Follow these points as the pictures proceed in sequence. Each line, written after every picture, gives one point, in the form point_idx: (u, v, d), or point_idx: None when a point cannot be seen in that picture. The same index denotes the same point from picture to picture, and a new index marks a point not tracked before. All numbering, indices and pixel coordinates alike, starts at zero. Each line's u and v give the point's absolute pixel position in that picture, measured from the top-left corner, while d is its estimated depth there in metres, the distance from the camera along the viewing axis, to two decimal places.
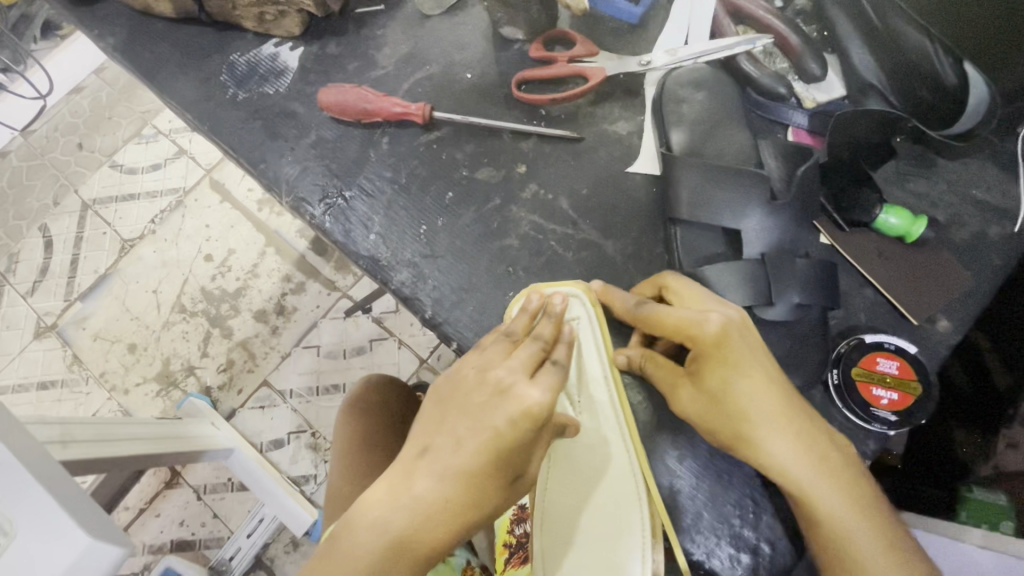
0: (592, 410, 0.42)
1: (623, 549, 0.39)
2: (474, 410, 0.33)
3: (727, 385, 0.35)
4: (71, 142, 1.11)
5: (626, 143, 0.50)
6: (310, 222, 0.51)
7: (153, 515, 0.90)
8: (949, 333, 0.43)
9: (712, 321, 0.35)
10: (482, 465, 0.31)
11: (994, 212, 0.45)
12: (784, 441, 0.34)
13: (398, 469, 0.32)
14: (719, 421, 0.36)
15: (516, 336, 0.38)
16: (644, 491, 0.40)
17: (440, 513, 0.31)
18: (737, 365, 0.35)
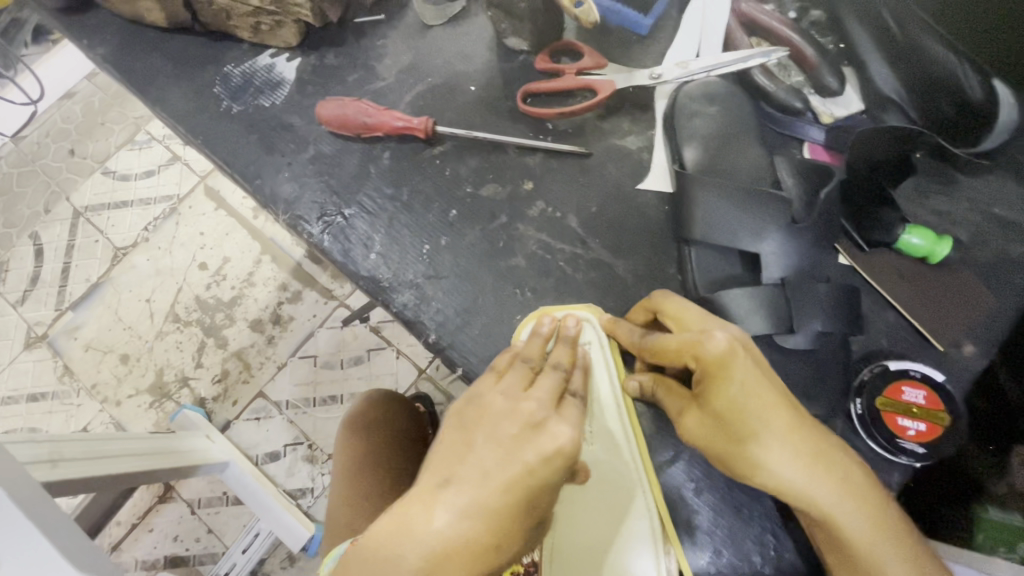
0: (606, 441, 0.41)
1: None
2: (503, 444, 0.31)
3: (733, 404, 0.32)
4: (62, 148, 1.09)
5: (637, 159, 0.48)
6: (308, 240, 0.49)
7: (145, 530, 0.88)
8: (976, 359, 0.41)
9: (717, 339, 0.32)
10: (509, 504, 0.29)
11: (1016, 232, 0.44)
12: (802, 468, 0.32)
13: (415, 504, 0.30)
14: (727, 447, 0.33)
15: (535, 365, 0.37)
16: (659, 525, 0.39)
17: (460, 554, 0.28)
18: (744, 383, 0.32)
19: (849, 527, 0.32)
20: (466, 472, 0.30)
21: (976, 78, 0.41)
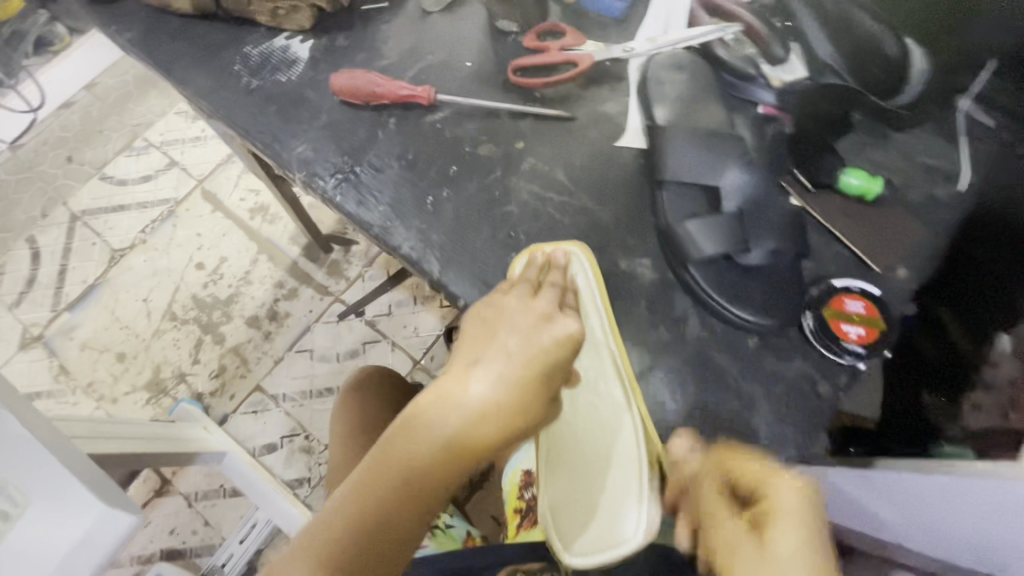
0: (591, 353, 0.47)
1: (625, 479, 0.45)
2: (522, 331, 0.39)
3: (775, 535, 0.32)
4: (86, 173, 1.43)
5: (615, 121, 0.55)
6: (322, 195, 0.54)
7: (143, 525, 1.14)
8: (909, 280, 0.48)
9: (789, 492, 0.34)
10: (529, 375, 0.38)
11: (942, 175, 0.51)
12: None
13: (454, 379, 0.38)
14: (743, 556, 0.32)
15: (535, 282, 0.44)
16: (642, 429, 0.45)
17: (493, 413, 0.37)
18: (793, 522, 0.32)
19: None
20: (493, 353, 0.39)
21: (893, 41, 0.48)
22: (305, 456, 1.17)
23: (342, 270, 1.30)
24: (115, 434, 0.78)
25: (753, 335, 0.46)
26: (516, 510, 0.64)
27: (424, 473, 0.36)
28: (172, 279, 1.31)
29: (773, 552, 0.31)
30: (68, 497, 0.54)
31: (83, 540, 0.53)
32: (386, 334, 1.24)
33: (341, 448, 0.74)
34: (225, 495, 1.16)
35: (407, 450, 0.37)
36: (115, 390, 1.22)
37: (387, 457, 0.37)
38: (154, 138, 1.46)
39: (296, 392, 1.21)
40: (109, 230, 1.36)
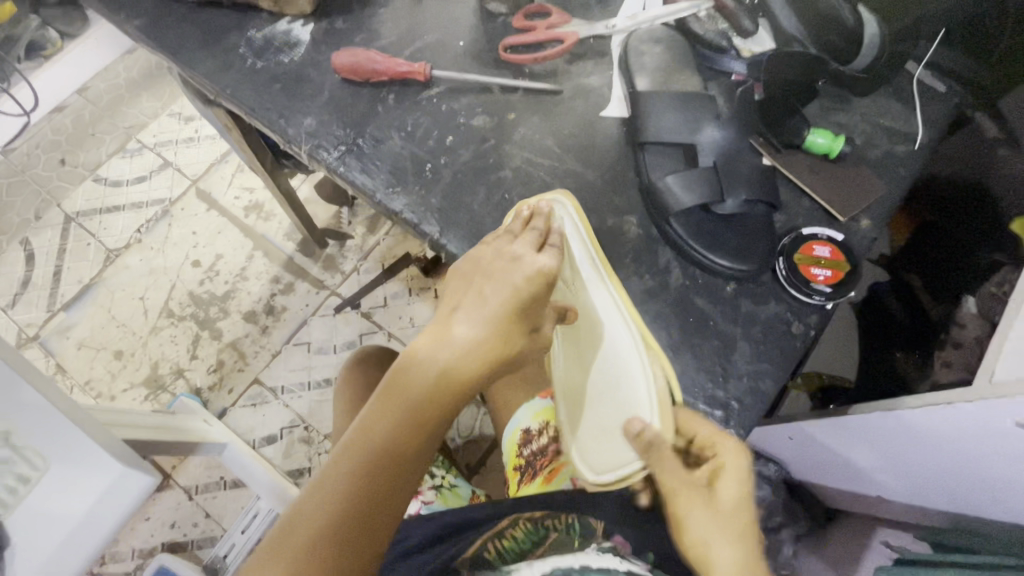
0: (579, 286, 0.51)
1: (633, 392, 0.47)
2: (496, 274, 0.45)
3: (722, 485, 0.44)
4: (80, 175, 1.45)
5: (599, 93, 0.59)
6: (325, 166, 0.57)
7: (144, 519, 1.15)
8: (871, 229, 0.52)
9: (735, 456, 0.44)
10: (506, 308, 0.44)
11: (899, 136, 0.56)
12: (727, 541, 0.42)
13: (442, 323, 0.44)
14: (696, 496, 0.44)
15: (516, 231, 0.49)
16: (642, 343, 0.47)
17: (478, 346, 0.43)
18: (737, 475, 0.44)
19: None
20: (473, 295, 0.45)
21: (848, 8, 0.54)
22: (305, 446, 1.19)
23: (337, 265, 1.33)
24: (127, 420, 0.81)
25: (731, 281, 0.50)
26: (515, 468, 0.67)
27: (424, 402, 0.41)
28: (168, 277, 1.33)
29: (717, 498, 0.44)
30: (89, 459, 0.55)
31: (107, 495, 0.55)
32: (382, 325, 1.26)
33: (346, 419, 0.77)
34: (225, 487, 1.17)
35: (406, 386, 0.41)
36: (114, 387, 1.23)
37: (388, 394, 0.41)
38: (147, 140, 1.48)
39: (295, 384, 1.23)
40: (104, 230, 1.38)
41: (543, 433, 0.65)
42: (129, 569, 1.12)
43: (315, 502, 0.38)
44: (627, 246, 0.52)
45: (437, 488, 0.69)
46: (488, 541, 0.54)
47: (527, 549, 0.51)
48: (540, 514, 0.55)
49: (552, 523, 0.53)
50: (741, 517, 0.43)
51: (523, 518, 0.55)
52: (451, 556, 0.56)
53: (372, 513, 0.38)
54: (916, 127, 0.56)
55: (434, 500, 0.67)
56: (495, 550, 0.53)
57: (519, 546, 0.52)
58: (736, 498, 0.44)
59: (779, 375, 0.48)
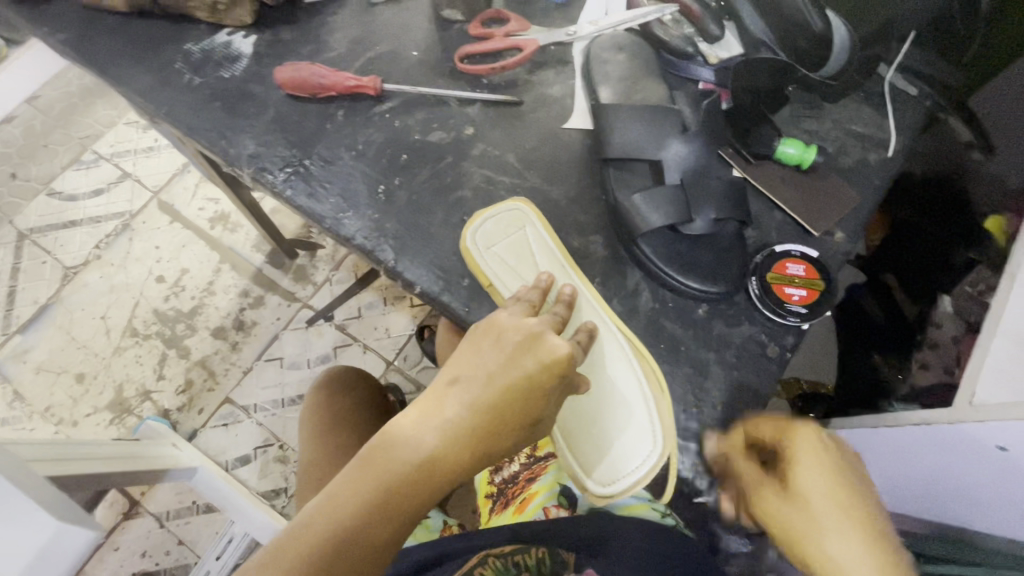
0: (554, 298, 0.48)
1: (627, 396, 0.45)
2: (504, 350, 0.42)
3: (800, 474, 0.38)
4: (33, 189, 1.37)
5: (562, 104, 0.56)
6: (272, 189, 0.53)
7: (112, 549, 1.10)
8: (845, 242, 0.50)
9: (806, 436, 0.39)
10: (507, 397, 0.40)
11: (871, 142, 0.54)
12: (836, 539, 0.35)
13: (434, 397, 0.42)
14: (775, 499, 0.38)
15: (536, 301, 0.45)
16: (629, 345, 0.46)
17: (464, 434, 0.40)
18: (814, 460, 0.38)
19: None
20: (477, 375, 0.41)
21: (816, 14, 0.51)
22: (280, 465, 1.15)
23: (308, 276, 1.28)
24: (82, 457, 0.76)
25: (702, 303, 0.48)
26: (487, 496, 0.64)
27: (399, 487, 0.38)
28: (131, 295, 1.27)
29: (800, 491, 0.37)
30: (23, 517, 0.51)
31: (40, 558, 0.50)
32: (358, 337, 1.22)
33: (313, 448, 0.73)
34: (198, 512, 1.13)
35: (384, 465, 0.39)
36: (76, 412, 1.17)
37: (365, 465, 0.39)
38: (103, 150, 1.41)
39: (268, 402, 1.19)
40: (61, 247, 1.31)
41: (513, 460, 0.63)
42: None
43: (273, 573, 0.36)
44: (593, 268, 0.50)
45: None
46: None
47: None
48: (509, 548, 0.53)
49: (523, 560, 0.52)
50: (840, 503, 0.36)
51: (493, 555, 0.53)
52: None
53: None
54: (888, 133, 0.54)
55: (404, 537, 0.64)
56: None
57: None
58: (830, 482, 0.37)
59: (754, 403, 0.46)
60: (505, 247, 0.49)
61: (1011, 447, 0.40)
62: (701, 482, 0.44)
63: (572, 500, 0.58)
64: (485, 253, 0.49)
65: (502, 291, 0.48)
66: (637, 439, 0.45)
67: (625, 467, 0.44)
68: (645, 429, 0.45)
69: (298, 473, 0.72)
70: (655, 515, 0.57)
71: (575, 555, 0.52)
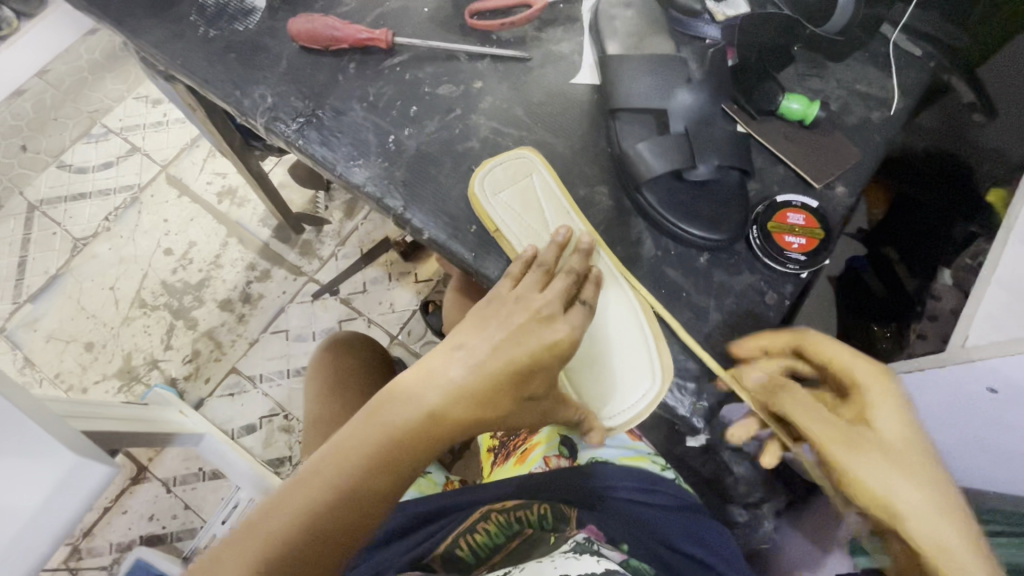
0: None
1: (627, 336, 0.47)
2: (511, 322, 0.42)
3: (872, 412, 0.39)
4: (44, 161, 1.39)
5: (569, 61, 0.57)
6: (284, 139, 0.55)
7: (120, 512, 1.11)
8: (845, 197, 0.51)
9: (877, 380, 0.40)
10: (508, 370, 0.40)
11: (874, 101, 0.55)
12: (883, 474, 0.37)
13: (438, 359, 0.41)
14: (848, 432, 0.39)
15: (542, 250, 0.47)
16: (631, 289, 0.48)
17: (466, 398, 0.40)
18: (888, 402, 0.39)
19: (933, 531, 0.36)
20: (480, 343, 0.41)
21: None
22: (285, 434, 1.17)
23: (315, 250, 1.29)
24: (98, 412, 0.78)
25: (704, 251, 0.49)
26: (490, 450, 0.66)
27: (400, 444, 0.38)
28: (139, 266, 1.28)
29: (871, 427, 0.39)
30: (38, 451, 0.52)
31: (58, 490, 0.52)
32: (362, 311, 1.24)
33: (319, 404, 0.74)
34: (203, 478, 1.13)
35: (385, 420, 0.39)
36: (85, 379, 1.19)
37: (365, 420, 0.39)
38: (113, 124, 1.42)
39: (274, 372, 1.21)
40: (70, 219, 1.33)
41: None
42: (105, 564, 1.07)
43: (269, 519, 0.35)
44: (598, 218, 0.51)
45: None
46: (460, 538, 0.51)
47: (498, 546, 0.49)
48: (513, 504, 0.52)
49: (525, 516, 0.51)
50: (909, 446, 0.38)
51: (496, 511, 0.52)
52: (421, 551, 0.51)
53: (311, 551, 0.35)
54: (891, 93, 0.55)
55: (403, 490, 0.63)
56: (467, 546, 0.50)
57: (491, 541, 0.50)
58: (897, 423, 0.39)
59: (753, 346, 0.47)
60: (513, 194, 0.50)
61: (1000, 389, 0.42)
62: (699, 420, 0.46)
63: (572, 450, 0.59)
64: (492, 200, 0.50)
65: (509, 237, 0.49)
66: (637, 375, 0.46)
67: (622, 402, 0.46)
68: (644, 367, 0.46)
69: (303, 428, 0.73)
70: (654, 467, 0.57)
71: (575, 511, 0.50)
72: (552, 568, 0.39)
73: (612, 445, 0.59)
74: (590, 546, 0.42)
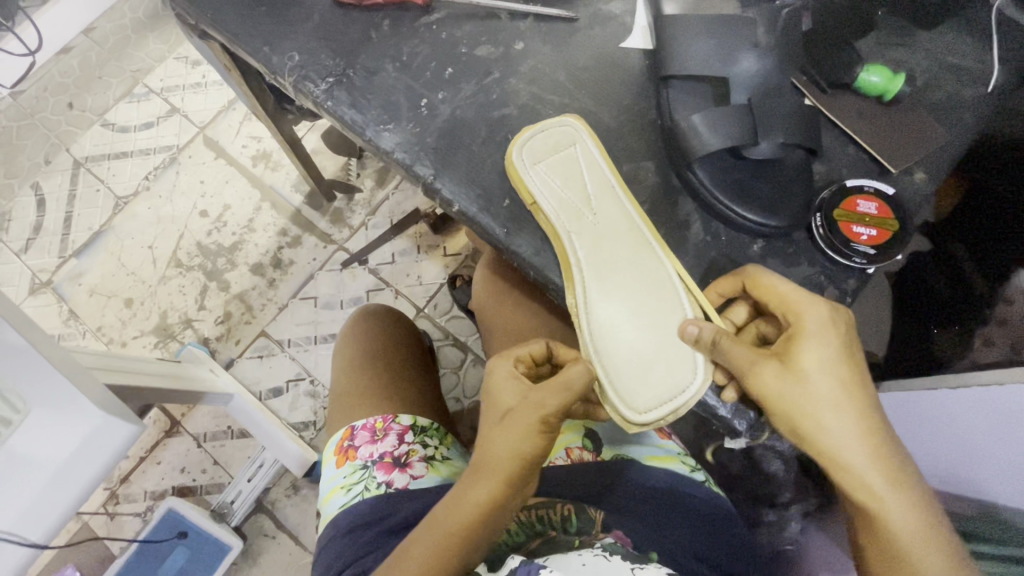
0: (603, 225, 0.46)
1: (668, 325, 0.44)
2: (514, 376, 0.45)
3: (804, 351, 0.38)
4: (88, 119, 1.40)
5: (620, 22, 0.52)
6: (312, 99, 0.52)
7: (153, 463, 1.14)
8: (925, 184, 0.46)
9: (817, 312, 0.38)
10: (539, 416, 0.41)
11: (966, 76, 0.49)
12: (820, 410, 0.37)
13: (485, 424, 0.44)
14: (770, 371, 0.38)
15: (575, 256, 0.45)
16: (677, 277, 0.44)
17: (516, 443, 0.41)
18: (822, 339, 0.38)
19: (848, 456, 0.37)
20: (503, 406, 0.44)
21: None
22: (310, 399, 1.19)
23: (346, 219, 1.28)
24: (133, 369, 0.78)
25: (758, 239, 0.45)
26: None
27: (481, 500, 0.41)
28: (176, 227, 1.30)
29: (800, 366, 0.38)
30: (71, 407, 0.53)
31: (82, 445, 0.52)
32: (390, 283, 1.23)
33: (346, 378, 0.70)
34: (232, 436, 1.15)
35: (463, 494, 0.42)
36: (124, 333, 1.23)
37: (449, 501, 0.43)
38: (154, 84, 1.42)
39: (301, 338, 1.22)
40: (113, 177, 1.35)
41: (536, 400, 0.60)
42: (140, 510, 1.11)
43: None
44: (643, 198, 0.47)
45: (428, 460, 0.60)
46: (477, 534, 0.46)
47: (519, 545, 0.44)
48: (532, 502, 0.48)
49: (547, 517, 0.46)
50: (837, 382, 0.37)
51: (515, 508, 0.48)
52: None
53: None
54: (989, 68, 0.49)
55: (424, 475, 0.59)
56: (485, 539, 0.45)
57: (511, 538, 0.45)
58: (834, 362, 0.38)
59: None
60: (552, 166, 0.46)
61: None
62: (740, 422, 0.44)
63: (596, 444, 0.54)
64: (531, 169, 0.46)
65: (546, 211, 0.45)
66: (679, 368, 0.43)
67: (660, 394, 0.43)
68: (687, 360, 0.43)
69: (329, 402, 0.69)
70: (684, 468, 0.53)
71: (602, 513, 0.47)
72: (580, 565, 0.38)
73: (640, 443, 0.55)
74: (621, 549, 0.41)
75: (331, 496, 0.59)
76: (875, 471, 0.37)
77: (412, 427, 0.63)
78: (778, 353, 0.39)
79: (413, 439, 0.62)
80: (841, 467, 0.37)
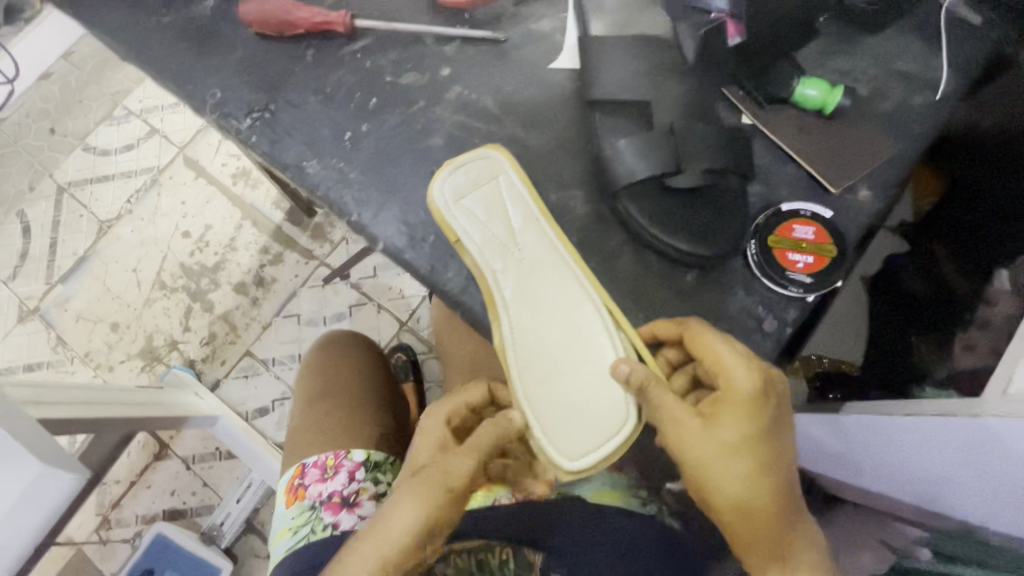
0: (530, 261, 0.44)
1: (598, 365, 0.42)
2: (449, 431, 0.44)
3: (728, 421, 0.36)
4: (70, 143, 1.40)
5: (550, 41, 0.50)
6: (237, 136, 0.50)
7: (142, 487, 1.13)
8: (870, 202, 0.43)
9: (749, 380, 0.36)
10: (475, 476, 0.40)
11: (915, 82, 0.46)
12: (731, 484, 0.36)
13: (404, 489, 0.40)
14: (693, 434, 0.37)
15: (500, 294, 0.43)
16: (607, 313, 0.42)
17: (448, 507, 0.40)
18: (749, 410, 0.36)
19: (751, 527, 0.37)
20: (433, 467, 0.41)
21: None
22: None
23: (326, 234, 1.27)
24: (107, 399, 0.73)
25: (693, 268, 0.43)
26: None
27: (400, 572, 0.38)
28: (159, 249, 1.30)
29: (722, 436, 0.36)
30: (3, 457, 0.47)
31: (24, 494, 0.48)
32: (371, 298, 1.22)
33: (303, 411, 0.69)
34: (219, 458, 1.15)
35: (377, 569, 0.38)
36: (111, 358, 1.23)
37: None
38: (133, 106, 1.41)
39: (285, 356, 1.21)
40: (95, 201, 1.35)
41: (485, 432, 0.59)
42: (130, 536, 1.11)
43: None
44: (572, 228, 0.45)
45: (380, 497, 0.60)
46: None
47: None
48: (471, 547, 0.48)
49: (487, 560, 0.47)
50: (755, 455, 0.36)
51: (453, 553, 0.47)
52: None
53: None
54: (939, 73, 0.46)
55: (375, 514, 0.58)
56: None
57: None
58: (756, 436, 0.36)
59: None
60: (475, 200, 0.44)
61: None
62: None
63: None
64: (454, 204, 0.44)
65: (470, 249, 0.43)
66: (612, 412, 0.41)
67: (592, 439, 0.41)
68: (619, 403, 0.41)
69: (286, 436, 0.68)
70: (631, 503, 0.52)
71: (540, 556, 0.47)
72: None
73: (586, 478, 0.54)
74: None
75: (280, 538, 0.59)
76: (771, 545, 0.37)
77: (364, 463, 0.62)
78: (704, 417, 0.37)
79: (364, 476, 0.61)
80: (742, 536, 0.37)
